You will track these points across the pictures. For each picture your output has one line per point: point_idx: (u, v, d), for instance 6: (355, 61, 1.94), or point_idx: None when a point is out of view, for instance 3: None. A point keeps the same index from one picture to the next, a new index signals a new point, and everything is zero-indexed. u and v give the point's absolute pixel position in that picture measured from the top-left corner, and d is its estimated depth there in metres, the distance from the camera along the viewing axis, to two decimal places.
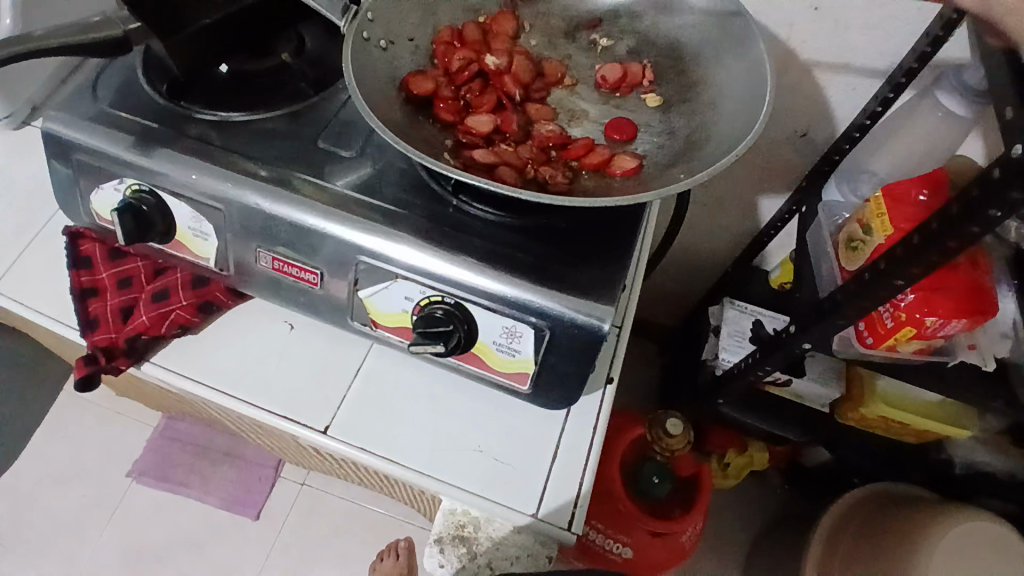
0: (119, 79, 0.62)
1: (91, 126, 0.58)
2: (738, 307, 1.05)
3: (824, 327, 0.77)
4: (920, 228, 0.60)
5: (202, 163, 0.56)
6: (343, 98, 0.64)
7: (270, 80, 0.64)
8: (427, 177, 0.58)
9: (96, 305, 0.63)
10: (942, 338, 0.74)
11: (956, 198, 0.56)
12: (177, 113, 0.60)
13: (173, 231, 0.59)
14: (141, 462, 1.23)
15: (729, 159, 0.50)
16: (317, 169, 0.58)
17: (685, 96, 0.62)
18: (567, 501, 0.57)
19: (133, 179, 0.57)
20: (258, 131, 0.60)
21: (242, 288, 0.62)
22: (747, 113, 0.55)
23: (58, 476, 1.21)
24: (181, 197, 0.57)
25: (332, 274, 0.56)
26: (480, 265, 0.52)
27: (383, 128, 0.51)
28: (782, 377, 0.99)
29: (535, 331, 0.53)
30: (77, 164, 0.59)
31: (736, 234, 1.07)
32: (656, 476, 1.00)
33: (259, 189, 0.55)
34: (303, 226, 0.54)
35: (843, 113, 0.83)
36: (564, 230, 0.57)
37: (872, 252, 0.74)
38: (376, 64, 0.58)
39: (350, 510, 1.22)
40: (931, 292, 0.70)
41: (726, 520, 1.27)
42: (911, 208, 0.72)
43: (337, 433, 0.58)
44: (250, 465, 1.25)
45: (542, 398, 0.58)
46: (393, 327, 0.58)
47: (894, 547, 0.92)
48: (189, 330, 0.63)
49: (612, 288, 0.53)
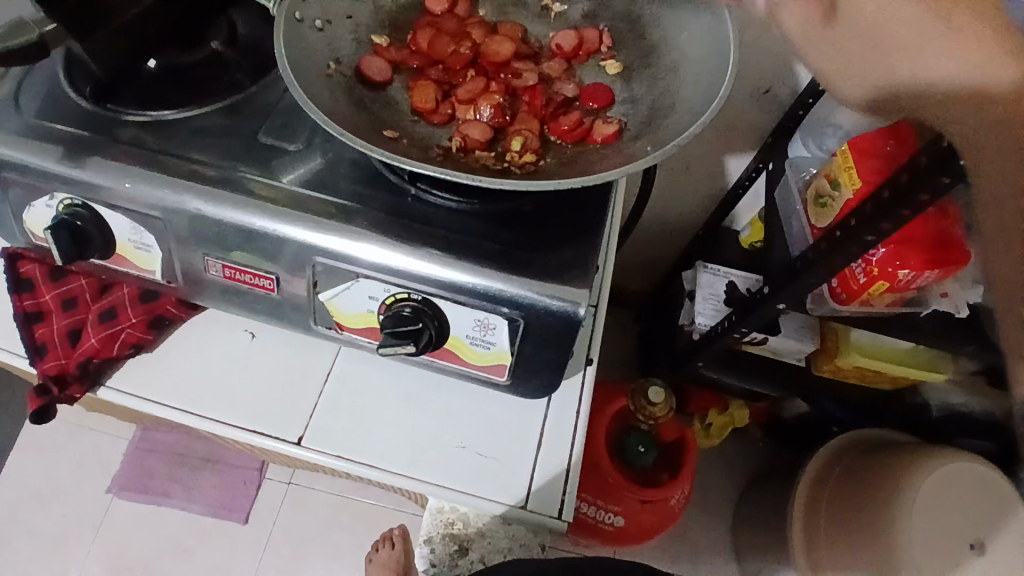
0: (41, 86, 0.57)
1: (12, 138, 0.53)
2: (711, 270, 1.04)
3: (798, 286, 0.77)
4: (891, 181, 0.59)
5: (137, 170, 0.52)
6: (285, 86, 0.60)
7: (204, 72, 0.60)
8: (381, 167, 0.55)
9: (42, 330, 0.59)
10: (914, 289, 0.75)
11: (926, 149, 0.55)
12: (106, 116, 0.55)
13: (113, 246, 0.55)
14: (119, 476, 1.19)
15: (697, 129, 0.48)
16: (264, 166, 0.54)
17: (647, 60, 0.59)
18: (554, 489, 0.56)
19: (63, 193, 0.53)
20: (193, 129, 0.56)
21: (195, 298, 0.58)
22: (712, 76, 0.53)
23: (33, 499, 1.16)
24: (117, 208, 0.52)
25: (290, 277, 0.53)
26: (445, 257, 0.50)
27: (326, 119, 0.47)
28: (759, 337, 0.99)
29: (509, 321, 0.51)
30: (1, 179, 0.54)
31: (704, 196, 1.06)
32: (640, 446, 1.03)
33: (202, 193, 0.51)
34: (252, 229, 0.51)
35: (804, 67, 0.81)
36: (530, 213, 0.55)
37: (842, 209, 0.74)
38: (316, 47, 0.54)
39: (339, 503, 1.21)
40: (902, 245, 0.71)
41: (712, 477, 1.30)
42: (877, 160, 0.72)
43: (311, 442, 0.56)
44: (231, 468, 1.22)
45: (521, 387, 0.57)
46: (361, 328, 0.55)
47: (876, 497, 0.95)
48: (143, 349, 0.59)
49: (584, 269, 0.51)
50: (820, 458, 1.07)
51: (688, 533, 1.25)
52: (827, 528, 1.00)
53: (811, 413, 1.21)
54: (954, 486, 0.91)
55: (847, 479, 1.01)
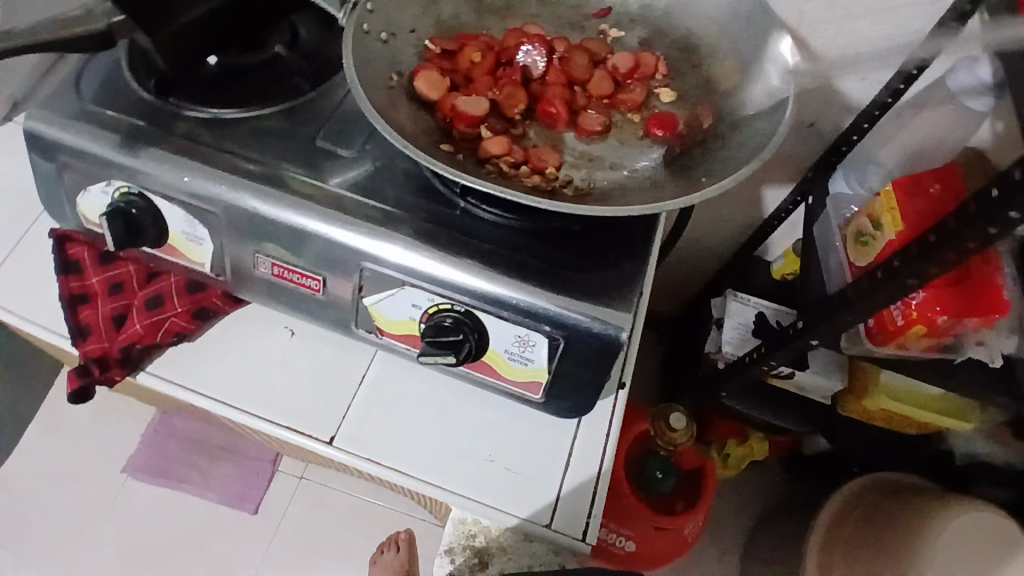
0: (104, 75, 0.59)
1: (75, 125, 0.54)
2: (741, 299, 1.03)
3: (830, 324, 0.76)
4: (936, 226, 0.59)
5: (196, 165, 0.53)
6: (342, 92, 0.61)
7: (264, 72, 0.61)
8: (432, 178, 0.56)
9: (86, 312, 0.60)
10: (951, 335, 0.74)
11: (975, 197, 0.55)
12: (167, 110, 0.57)
13: (165, 236, 0.56)
14: (136, 458, 1.21)
15: (754, 165, 0.48)
16: (315, 168, 0.55)
17: (702, 90, 0.59)
18: (580, 511, 0.56)
19: (121, 181, 0.54)
20: (251, 129, 0.57)
21: (239, 292, 0.59)
22: (769, 116, 0.53)
23: (51, 474, 1.18)
24: (173, 200, 0.54)
25: (335, 280, 0.54)
26: (490, 271, 0.50)
27: (385, 128, 0.48)
28: (786, 370, 0.98)
29: (549, 340, 0.51)
30: (61, 163, 0.55)
31: (740, 224, 1.06)
32: (660, 471, 1.03)
33: (257, 191, 0.52)
34: (304, 230, 0.52)
35: (852, 104, 0.81)
36: (575, 234, 0.55)
37: (882, 249, 0.73)
38: (377, 57, 0.55)
39: (350, 503, 1.22)
40: (943, 289, 0.70)
41: (725, 508, 1.28)
42: (922, 202, 0.71)
43: (343, 443, 0.57)
44: (245, 459, 1.23)
45: (554, 407, 0.57)
46: (399, 334, 0.56)
47: (896, 542, 0.92)
48: (184, 338, 0.60)
49: (627, 294, 0.52)
50: (846, 495, 1.05)
51: (696, 563, 1.23)
52: (842, 562, 0.99)
53: (832, 451, 1.19)
54: (979, 535, 0.88)
55: (867, 521, 0.99)
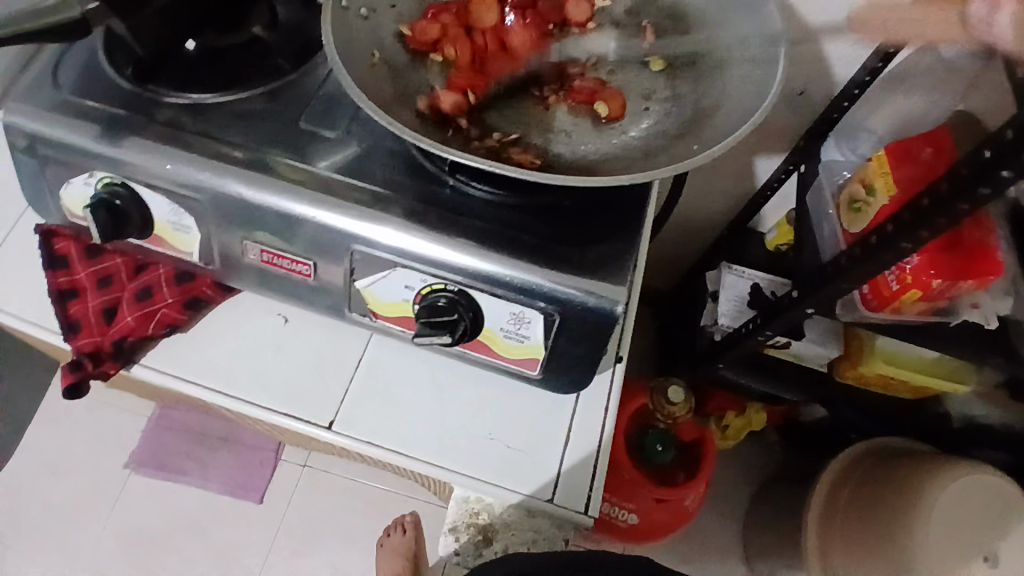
0: (79, 63, 0.57)
1: (52, 116, 0.53)
2: (736, 271, 1.03)
3: (825, 292, 0.76)
4: (930, 190, 0.58)
5: (178, 151, 0.52)
6: (325, 72, 0.60)
7: (244, 55, 0.60)
8: (421, 156, 0.55)
9: (76, 307, 0.59)
10: (946, 298, 0.74)
11: (967, 157, 0.54)
12: (145, 97, 0.55)
13: (151, 226, 0.55)
14: (137, 453, 1.21)
15: (747, 129, 0.47)
16: (300, 151, 0.54)
17: (692, 58, 0.58)
18: (582, 485, 0.56)
19: (103, 171, 0.53)
20: (233, 114, 0.56)
21: (230, 281, 0.59)
22: (761, 79, 0.52)
23: (53, 472, 1.18)
24: (156, 189, 0.53)
25: (325, 264, 0.53)
26: (482, 249, 0.50)
27: (370, 105, 0.47)
28: (782, 340, 0.98)
29: (544, 316, 0.51)
30: (41, 156, 0.54)
31: (733, 196, 1.05)
32: (659, 444, 1.02)
33: (242, 176, 0.51)
34: (291, 214, 0.51)
35: (843, 69, 0.80)
36: (567, 208, 0.54)
37: (875, 215, 0.73)
38: (359, 35, 0.53)
39: (352, 488, 1.22)
40: (937, 252, 0.69)
41: (726, 479, 1.30)
42: (914, 166, 0.71)
43: (341, 428, 0.57)
44: (247, 450, 1.23)
45: (552, 383, 0.57)
46: (394, 317, 0.55)
47: (890, 508, 0.94)
48: (177, 329, 0.60)
49: (620, 267, 0.51)
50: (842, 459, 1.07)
51: (698, 533, 1.25)
52: (842, 528, 1.00)
53: (829, 419, 1.20)
54: (972, 496, 0.90)
55: (863, 486, 1.01)
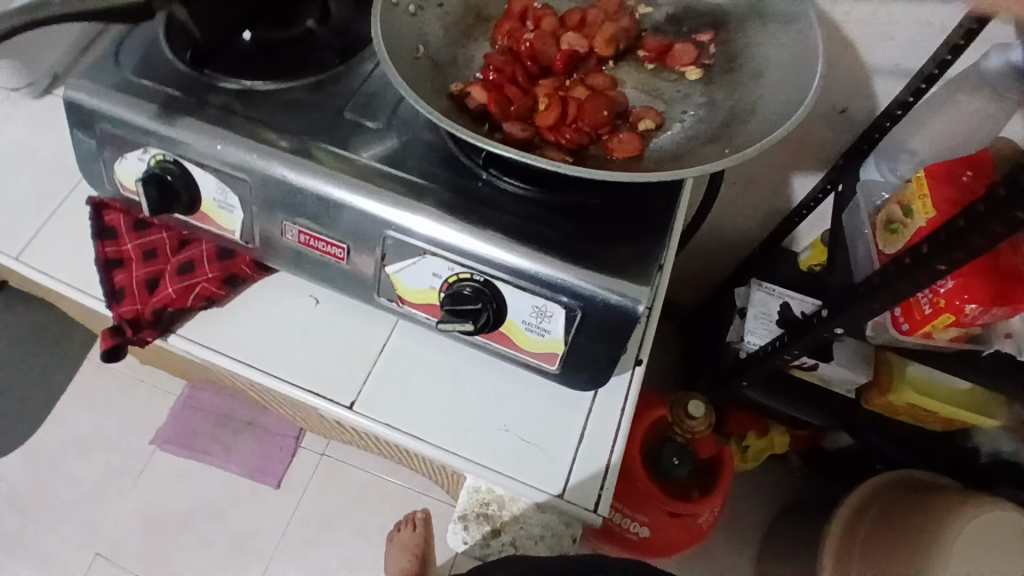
0: (141, 47, 0.60)
1: (113, 94, 0.56)
2: (765, 289, 1.02)
3: (855, 313, 0.75)
4: (966, 211, 0.57)
5: (228, 133, 0.55)
6: (370, 67, 0.62)
7: (296, 46, 0.63)
8: (456, 150, 0.57)
9: (121, 276, 0.62)
10: (980, 325, 0.71)
11: (1008, 180, 0.53)
12: (201, 81, 0.58)
13: (197, 204, 0.58)
14: (164, 430, 1.25)
15: (779, 134, 0.48)
16: (343, 140, 0.56)
17: (729, 66, 0.58)
18: (593, 483, 0.56)
19: (156, 148, 0.56)
20: (283, 101, 0.58)
21: (268, 260, 0.61)
22: (796, 86, 0.52)
23: (83, 443, 1.23)
24: (205, 167, 0.55)
25: (359, 250, 0.55)
26: (510, 242, 0.51)
27: (413, 96, 0.48)
28: (808, 361, 0.96)
29: (566, 311, 0.51)
30: (100, 133, 0.58)
31: (766, 214, 1.04)
32: (675, 458, 1.01)
33: (287, 160, 0.54)
34: (330, 199, 0.53)
35: (885, 89, 0.79)
36: (596, 207, 0.55)
37: (912, 237, 0.71)
38: (404, 30, 0.55)
39: (369, 480, 1.24)
40: (973, 276, 0.67)
41: (744, 501, 1.27)
42: (955, 189, 0.69)
43: (363, 409, 0.58)
44: (269, 434, 1.26)
45: (569, 379, 0.57)
46: (420, 304, 0.57)
47: (909, 544, 0.90)
48: (214, 303, 0.62)
49: (645, 268, 0.52)
50: (860, 492, 1.04)
51: (711, 555, 1.23)
52: (858, 563, 0.97)
53: (855, 447, 1.17)
54: (996, 537, 0.86)
55: (881, 523, 0.98)
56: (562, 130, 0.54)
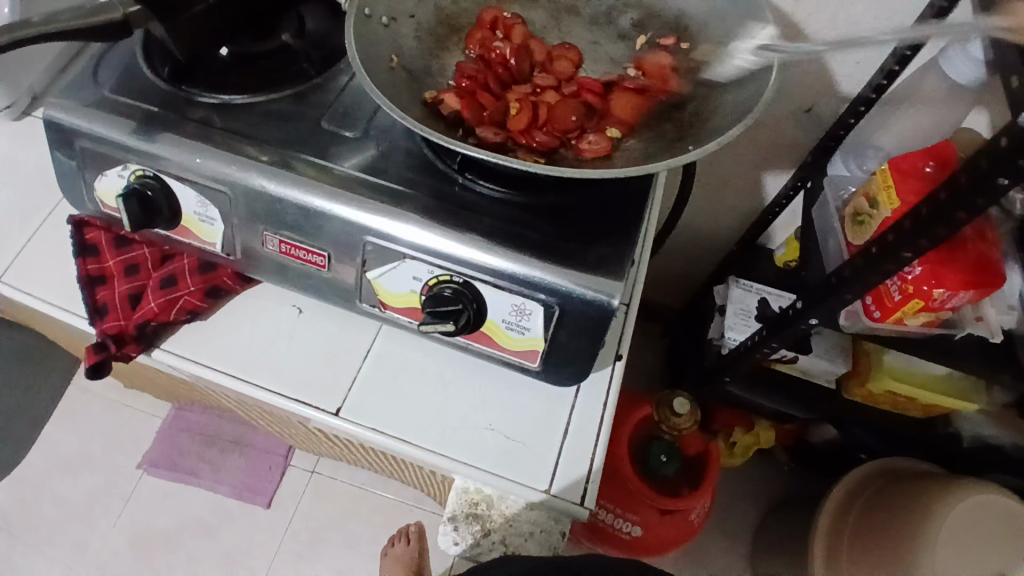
0: (118, 65, 0.61)
1: (91, 112, 0.57)
2: (744, 286, 1.05)
3: (829, 303, 0.77)
4: (929, 198, 0.60)
5: (206, 147, 0.56)
6: (346, 79, 0.63)
7: (273, 61, 0.64)
8: (432, 156, 0.58)
9: (103, 292, 0.62)
10: (949, 310, 0.74)
11: (966, 167, 0.55)
12: (179, 97, 0.59)
13: (179, 217, 0.59)
14: (150, 452, 1.23)
15: (739, 130, 0.49)
16: (322, 150, 0.58)
17: (693, 68, 0.61)
18: (580, 477, 0.57)
19: (136, 164, 0.57)
20: (261, 114, 0.59)
21: (250, 272, 0.62)
22: (756, 83, 0.54)
23: (68, 468, 1.21)
24: (185, 181, 0.56)
25: (340, 257, 0.56)
26: (488, 243, 0.52)
27: (388, 103, 0.50)
28: (789, 354, 0.98)
29: (545, 308, 0.53)
30: (79, 151, 0.58)
31: (741, 212, 1.07)
32: (663, 455, 1.03)
33: (266, 171, 0.55)
34: (310, 208, 0.54)
35: (847, 87, 0.81)
36: (570, 207, 0.57)
37: (879, 226, 0.74)
38: (379, 42, 0.56)
39: (360, 495, 1.24)
40: (939, 263, 0.69)
41: (734, 498, 1.28)
42: (918, 180, 0.72)
43: (349, 414, 0.59)
44: (258, 452, 1.25)
45: (552, 375, 0.58)
46: (402, 307, 0.58)
47: (899, 534, 0.92)
48: (198, 316, 0.63)
49: (620, 264, 0.53)
50: (845, 484, 1.05)
51: (704, 553, 1.24)
52: (849, 554, 0.98)
53: (840, 439, 1.19)
54: (978, 520, 0.88)
55: (867, 514, 0.99)
56: (532, 134, 0.55)
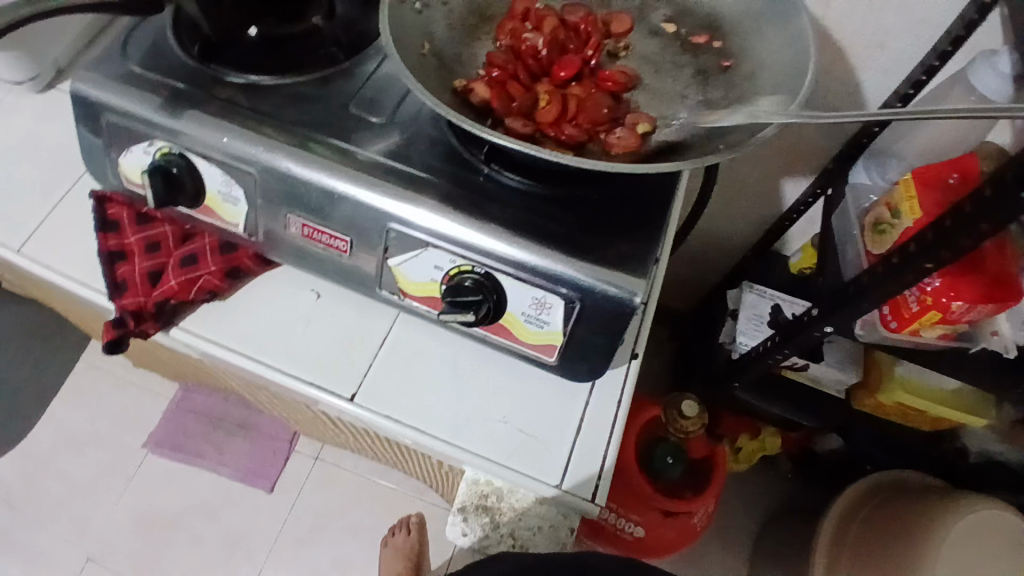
0: (147, 41, 0.61)
1: (119, 87, 0.57)
2: (758, 291, 1.04)
3: (845, 311, 0.76)
4: (953, 209, 0.59)
5: (233, 127, 0.56)
6: (374, 65, 0.63)
7: (301, 43, 0.64)
8: (458, 146, 0.58)
9: (123, 268, 0.63)
10: (967, 323, 0.73)
11: (993, 178, 0.55)
12: (207, 76, 0.59)
13: (203, 196, 0.59)
14: (156, 432, 1.24)
15: (771, 130, 0.49)
16: (348, 135, 0.57)
17: (724, 67, 0.60)
18: (591, 474, 0.57)
19: (162, 141, 0.57)
20: (288, 96, 0.59)
21: (270, 254, 0.62)
22: (789, 85, 0.54)
23: (74, 443, 1.22)
24: (210, 160, 0.56)
25: (362, 243, 0.56)
26: (511, 234, 0.52)
27: (419, 90, 0.50)
28: (800, 362, 0.98)
29: (565, 303, 0.53)
30: (106, 126, 0.58)
31: (757, 217, 1.06)
32: (669, 457, 1.02)
33: (292, 154, 0.55)
34: (334, 192, 0.54)
35: (873, 95, 0.81)
36: (595, 202, 0.57)
37: (899, 236, 0.73)
38: (410, 29, 0.56)
39: (362, 484, 1.24)
40: (958, 276, 0.69)
41: (736, 504, 1.28)
42: (939, 192, 0.72)
43: (363, 400, 0.59)
44: (263, 436, 1.26)
45: (568, 370, 0.58)
46: (422, 296, 0.58)
47: (902, 543, 0.91)
48: (216, 296, 0.63)
49: (642, 262, 0.53)
50: (850, 493, 1.05)
51: (703, 557, 1.23)
52: (851, 562, 0.98)
53: (845, 450, 1.18)
54: (984, 534, 0.88)
55: (871, 524, 0.99)
56: (561, 127, 0.55)
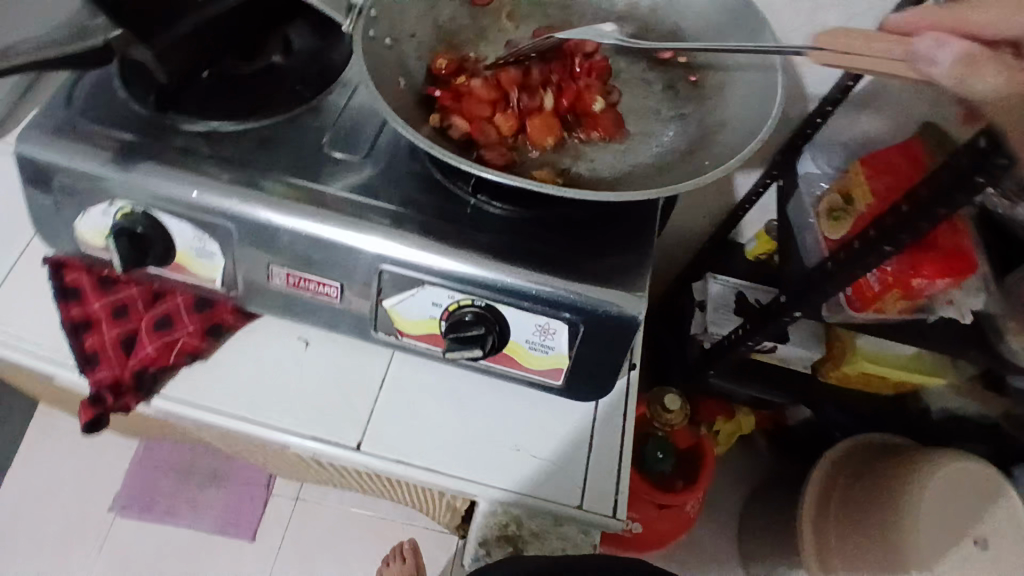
0: (92, 92, 0.57)
1: (70, 147, 0.53)
2: (721, 281, 1.10)
3: (814, 295, 0.80)
4: (910, 196, 0.63)
5: (203, 179, 0.53)
6: (342, 102, 0.61)
7: (261, 83, 0.61)
8: (442, 178, 0.57)
9: (92, 338, 0.58)
10: (924, 296, 0.79)
11: (947, 164, 0.59)
12: (165, 125, 0.56)
13: (172, 253, 0.56)
14: (122, 494, 1.16)
15: (755, 146, 0.51)
16: (327, 178, 0.55)
17: (693, 82, 0.62)
18: (608, 489, 0.58)
19: (124, 200, 0.53)
20: (256, 141, 0.57)
21: (253, 306, 0.59)
22: (761, 97, 0.56)
23: (30, 518, 1.12)
24: (180, 216, 0.53)
25: (354, 286, 0.55)
26: (510, 265, 0.52)
27: (404, 129, 0.49)
28: (769, 345, 1.03)
29: (569, 326, 0.53)
30: (58, 188, 0.54)
31: (715, 210, 1.10)
32: (659, 452, 1.04)
33: (270, 203, 0.52)
34: (320, 239, 0.52)
35: (817, 89, 0.85)
36: (584, 223, 0.57)
37: (856, 222, 0.79)
38: (383, 64, 0.55)
39: (349, 519, 1.20)
40: (915, 254, 0.75)
41: (718, 485, 1.32)
42: (886, 177, 0.78)
43: (369, 446, 0.57)
44: (239, 484, 1.21)
45: (574, 390, 0.59)
46: (421, 334, 0.56)
47: (885, 508, 0.96)
48: (198, 357, 0.60)
49: (639, 278, 0.54)
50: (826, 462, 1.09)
51: (693, 541, 1.27)
52: (837, 530, 1.02)
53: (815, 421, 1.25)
54: (954, 487, 0.95)
55: (852, 490, 1.03)
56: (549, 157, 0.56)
